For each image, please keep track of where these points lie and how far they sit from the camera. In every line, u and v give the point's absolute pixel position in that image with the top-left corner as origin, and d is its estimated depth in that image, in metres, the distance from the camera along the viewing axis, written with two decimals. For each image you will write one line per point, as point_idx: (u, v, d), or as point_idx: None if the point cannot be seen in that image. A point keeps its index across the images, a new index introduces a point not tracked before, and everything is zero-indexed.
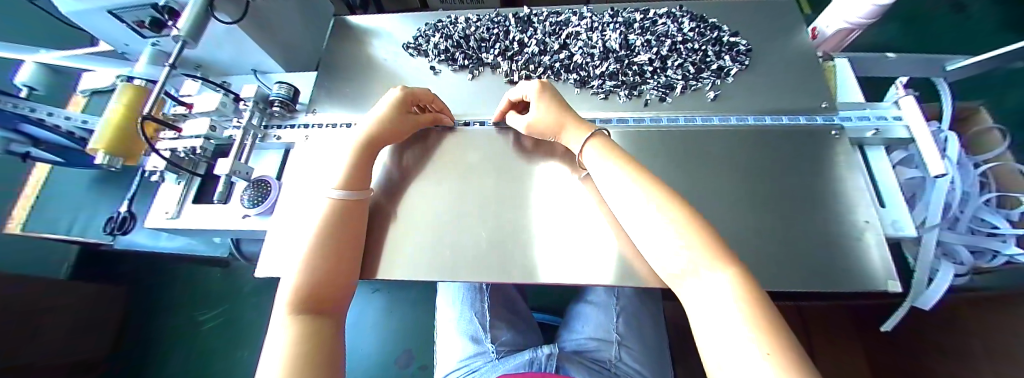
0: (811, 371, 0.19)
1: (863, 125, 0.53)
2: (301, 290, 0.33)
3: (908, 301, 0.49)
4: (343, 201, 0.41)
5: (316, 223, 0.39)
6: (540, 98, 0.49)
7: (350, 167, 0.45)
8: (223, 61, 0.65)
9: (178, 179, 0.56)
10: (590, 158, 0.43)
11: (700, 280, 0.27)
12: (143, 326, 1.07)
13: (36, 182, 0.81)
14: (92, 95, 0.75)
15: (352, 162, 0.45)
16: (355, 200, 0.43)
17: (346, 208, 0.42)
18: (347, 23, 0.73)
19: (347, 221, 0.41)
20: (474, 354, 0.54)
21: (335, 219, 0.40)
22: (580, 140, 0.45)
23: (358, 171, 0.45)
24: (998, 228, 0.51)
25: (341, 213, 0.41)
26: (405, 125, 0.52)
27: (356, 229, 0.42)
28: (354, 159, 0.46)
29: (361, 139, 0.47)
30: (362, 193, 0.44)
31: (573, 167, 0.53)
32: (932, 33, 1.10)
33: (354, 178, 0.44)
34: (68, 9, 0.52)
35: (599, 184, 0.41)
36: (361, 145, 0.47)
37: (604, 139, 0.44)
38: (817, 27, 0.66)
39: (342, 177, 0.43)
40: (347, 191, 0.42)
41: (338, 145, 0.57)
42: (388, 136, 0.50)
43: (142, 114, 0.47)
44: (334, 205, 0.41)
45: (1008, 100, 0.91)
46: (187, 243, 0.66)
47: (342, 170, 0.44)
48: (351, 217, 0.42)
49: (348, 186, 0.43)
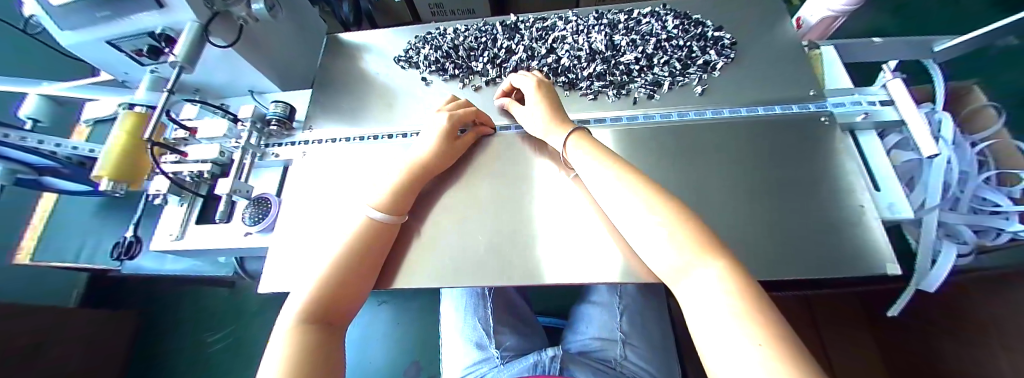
0: (806, 362, 0.19)
1: (852, 110, 0.54)
2: (312, 303, 0.33)
3: (912, 285, 0.48)
4: (378, 223, 0.42)
5: (344, 241, 0.40)
6: (538, 92, 0.52)
7: (392, 191, 0.45)
8: (221, 84, 0.67)
9: (180, 200, 0.57)
10: (576, 157, 0.44)
11: (694, 276, 0.27)
12: (153, 349, 1.08)
13: (43, 212, 0.82)
14: (95, 124, 0.77)
15: (396, 187, 0.46)
16: (388, 224, 0.43)
17: (379, 230, 0.42)
18: (338, 39, 0.74)
19: (375, 241, 0.42)
20: (480, 360, 0.54)
21: (363, 239, 0.40)
22: (563, 133, 0.47)
23: (399, 196, 0.45)
24: (1000, 206, 0.51)
25: (373, 233, 0.42)
26: (455, 149, 0.53)
27: (380, 250, 0.42)
28: (397, 184, 0.46)
29: (411, 166, 0.48)
30: (400, 218, 0.45)
31: (561, 166, 0.54)
32: (920, 13, 1.11)
33: (396, 204, 0.45)
34: (68, 41, 0.53)
35: (587, 180, 0.42)
36: (412, 171, 0.48)
37: (582, 135, 0.45)
38: (802, 17, 0.67)
39: (382, 198, 0.44)
40: (385, 213, 0.43)
41: (377, 156, 0.57)
42: (436, 166, 0.51)
43: (144, 139, 0.48)
44: (368, 226, 0.41)
45: (1004, 78, 0.90)
46: (194, 265, 0.67)
47: (382, 192, 0.45)
48: (379, 239, 0.42)
49: (386, 208, 0.44)
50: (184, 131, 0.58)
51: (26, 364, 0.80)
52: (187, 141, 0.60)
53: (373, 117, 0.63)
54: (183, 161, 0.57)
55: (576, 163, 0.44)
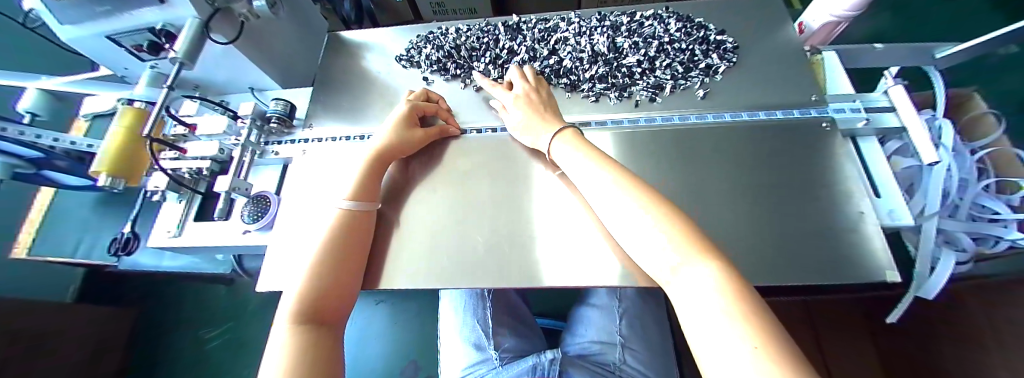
0: (802, 368, 0.19)
1: (852, 116, 0.54)
2: (303, 301, 0.33)
3: (910, 291, 0.48)
4: (351, 212, 0.42)
5: (322, 235, 0.40)
6: (519, 102, 0.53)
7: (359, 181, 0.46)
8: (221, 81, 0.67)
9: (179, 197, 0.57)
10: (561, 153, 0.45)
11: (684, 274, 0.27)
12: (149, 345, 1.07)
13: (41, 206, 0.81)
14: (94, 118, 0.77)
15: (360, 177, 0.46)
16: (360, 211, 0.43)
17: (355, 220, 0.42)
18: (340, 37, 0.74)
19: (354, 232, 0.41)
20: (478, 362, 0.54)
21: (341, 230, 0.41)
22: (546, 135, 0.48)
23: (366, 184, 0.46)
24: (999, 214, 0.51)
25: (348, 224, 0.41)
26: (414, 139, 0.53)
27: (360, 241, 0.42)
28: (362, 173, 0.47)
29: (372, 155, 0.49)
30: (372, 205, 0.45)
31: (547, 164, 0.54)
32: (922, 20, 1.11)
33: (364, 192, 0.45)
34: (68, 35, 0.53)
35: (575, 177, 0.42)
36: (373, 160, 0.48)
37: (572, 133, 0.46)
38: (804, 21, 0.67)
39: (351, 188, 0.45)
40: (355, 202, 0.43)
41: (356, 154, 0.57)
42: (399, 152, 0.52)
43: (142, 135, 0.47)
44: (343, 216, 0.42)
45: (1005, 85, 0.91)
46: (192, 262, 0.67)
47: (350, 182, 0.45)
48: (358, 228, 0.42)
49: (356, 197, 0.44)
50: (184, 128, 0.58)
51: (26, 364, 0.80)
52: (186, 138, 0.59)
53: (373, 116, 0.63)
54: (181, 157, 0.56)
55: (564, 160, 0.44)
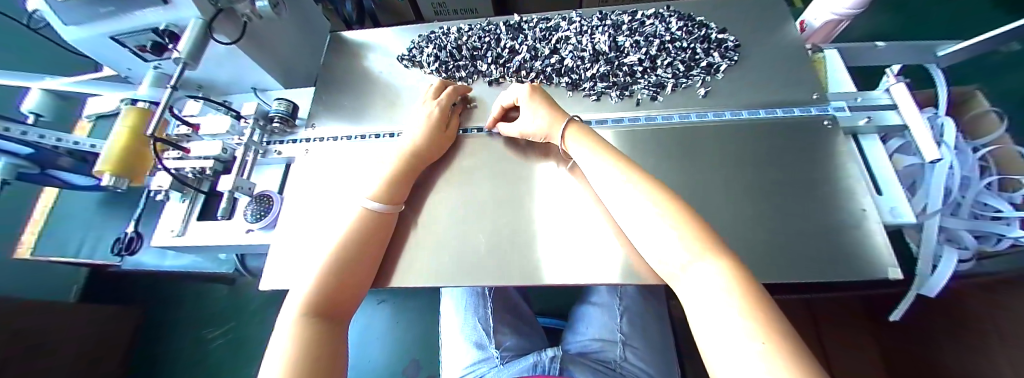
0: (807, 364, 0.19)
1: (855, 114, 0.54)
2: (317, 292, 0.34)
3: (913, 288, 0.48)
4: (375, 213, 0.43)
5: (341, 232, 0.40)
6: (533, 99, 0.51)
7: (386, 182, 0.46)
8: (224, 81, 0.67)
9: (182, 197, 0.57)
10: (577, 152, 0.44)
11: (694, 272, 0.27)
12: (151, 344, 1.08)
13: (44, 206, 0.82)
14: (97, 119, 0.76)
15: (389, 177, 0.47)
16: (384, 214, 0.44)
17: (374, 218, 0.43)
18: (342, 37, 0.75)
19: (372, 231, 0.42)
20: (480, 360, 0.54)
21: (364, 229, 0.41)
22: (558, 128, 0.48)
23: (395, 189, 0.46)
24: (1001, 212, 0.51)
25: (371, 224, 0.42)
26: (445, 136, 0.55)
27: (377, 242, 0.42)
28: (391, 175, 0.47)
29: (401, 157, 0.49)
30: (394, 207, 0.45)
31: (557, 159, 0.55)
32: (924, 18, 1.11)
33: (390, 195, 0.45)
34: (72, 36, 0.53)
35: (588, 173, 0.42)
36: (403, 161, 0.49)
37: (580, 129, 0.46)
38: (805, 20, 0.66)
39: (378, 188, 0.45)
40: (380, 204, 0.44)
41: (372, 152, 0.58)
42: (430, 153, 0.52)
43: (147, 136, 0.48)
44: (365, 216, 0.42)
45: (1007, 83, 0.90)
46: (194, 261, 0.67)
47: (376, 183, 0.46)
48: (379, 229, 0.43)
49: (381, 197, 0.44)
50: (187, 128, 0.58)
51: (26, 364, 0.81)
52: (190, 138, 0.59)
53: (376, 116, 0.63)
54: (185, 157, 0.56)
55: (582, 161, 0.44)
